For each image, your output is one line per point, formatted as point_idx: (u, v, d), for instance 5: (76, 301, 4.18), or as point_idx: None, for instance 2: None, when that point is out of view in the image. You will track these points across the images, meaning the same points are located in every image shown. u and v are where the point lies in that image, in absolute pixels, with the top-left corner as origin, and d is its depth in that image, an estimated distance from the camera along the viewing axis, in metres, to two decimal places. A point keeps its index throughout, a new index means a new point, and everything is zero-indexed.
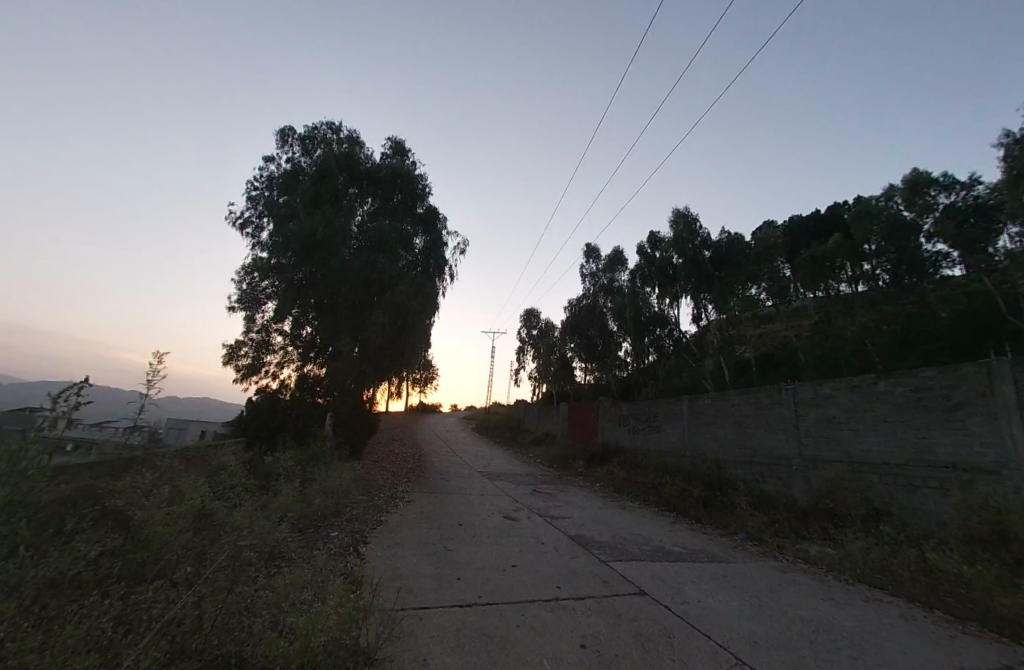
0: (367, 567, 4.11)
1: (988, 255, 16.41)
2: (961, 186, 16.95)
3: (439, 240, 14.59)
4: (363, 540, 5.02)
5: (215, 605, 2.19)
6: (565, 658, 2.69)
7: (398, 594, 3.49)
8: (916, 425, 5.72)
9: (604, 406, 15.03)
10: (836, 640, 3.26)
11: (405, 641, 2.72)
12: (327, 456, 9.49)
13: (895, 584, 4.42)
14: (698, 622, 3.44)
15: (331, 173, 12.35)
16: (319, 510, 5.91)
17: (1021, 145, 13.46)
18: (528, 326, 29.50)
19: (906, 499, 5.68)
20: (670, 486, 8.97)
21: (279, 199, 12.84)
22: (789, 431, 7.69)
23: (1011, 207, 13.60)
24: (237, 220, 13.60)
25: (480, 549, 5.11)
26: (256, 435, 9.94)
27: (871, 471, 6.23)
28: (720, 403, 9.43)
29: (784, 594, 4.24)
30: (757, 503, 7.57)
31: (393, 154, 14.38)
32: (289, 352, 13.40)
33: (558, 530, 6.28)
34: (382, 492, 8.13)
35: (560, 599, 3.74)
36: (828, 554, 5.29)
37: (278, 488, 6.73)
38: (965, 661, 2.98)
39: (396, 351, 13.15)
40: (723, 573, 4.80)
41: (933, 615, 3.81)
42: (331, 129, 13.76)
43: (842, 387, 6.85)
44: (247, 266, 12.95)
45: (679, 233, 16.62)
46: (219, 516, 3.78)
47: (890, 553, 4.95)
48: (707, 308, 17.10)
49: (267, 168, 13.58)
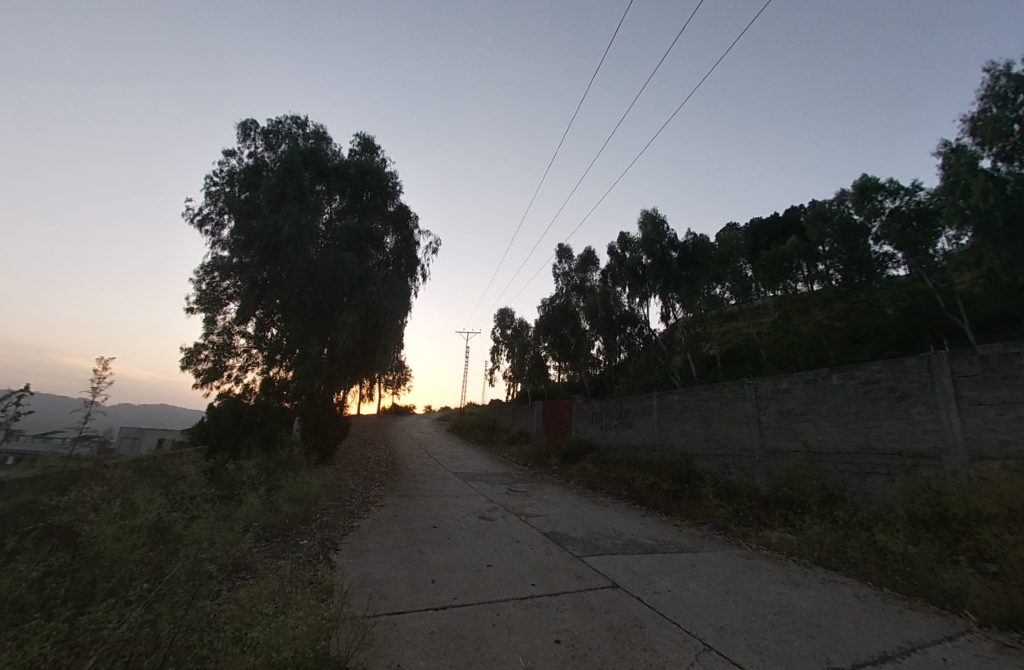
0: (337, 574, 4.01)
1: (930, 256, 17.49)
2: (905, 191, 17.63)
3: (410, 239, 14.32)
4: (333, 546, 4.89)
5: (173, 622, 2.11)
6: (540, 654, 2.72)
7: (371, 601, 3.43)
8: (866, 415, 6.12)
9: (577, 405, 15.22)
10: (797, 620, 3.44)
11: (378, 648, 2.66)
12: (295, 462, 9.17)
13: (848, 565, 4.72)
14: (667, 611, 3.56)
15: (297, 170, 11.92)
16: (287, 518, 5.73)
17: (956, 154, 14.52)
18: (501, 326, 29.29)
19: (857, 484, 6.07)
20: (640, 482, 9.18)
21: (240, 195, 12.22)
22: (750, 423, 8.05)
23: (948, 211, 14.51)
24: (195, 217, 12.84)
25: (455, 550, 5.08)
26: (218, 442, 9.60)
27: (826, 460, 6.60)
28: (687, 398, 9.73)
29: (748, 580, 4.43)
30: (723, 494, 7.89)
31: (362, 150, 14.06)
32: (253, 354, 12.75)
33: (532, 528, 6.31)
34: (353, 497, 7.96)
35: (534, 597, 3.76)
36: (788, 540, 5.57)
37: (242, 497, 6.44)
38: (912, 634, 3.22)
39: (366, 352, 12.90)
40: (691, 562, 4.97)
41: (883, 593, 4.09)
42: (296, 124, 13.35)
43: (798, 381, 7.22)
44: (206, 265, 12.28)
45: (648, 233, 16.92)
46: (177, 529, 3.58)
47: (844, 536, 5.25)
48: (675, 307, 17.52)
49: (227, 163, 12.89)
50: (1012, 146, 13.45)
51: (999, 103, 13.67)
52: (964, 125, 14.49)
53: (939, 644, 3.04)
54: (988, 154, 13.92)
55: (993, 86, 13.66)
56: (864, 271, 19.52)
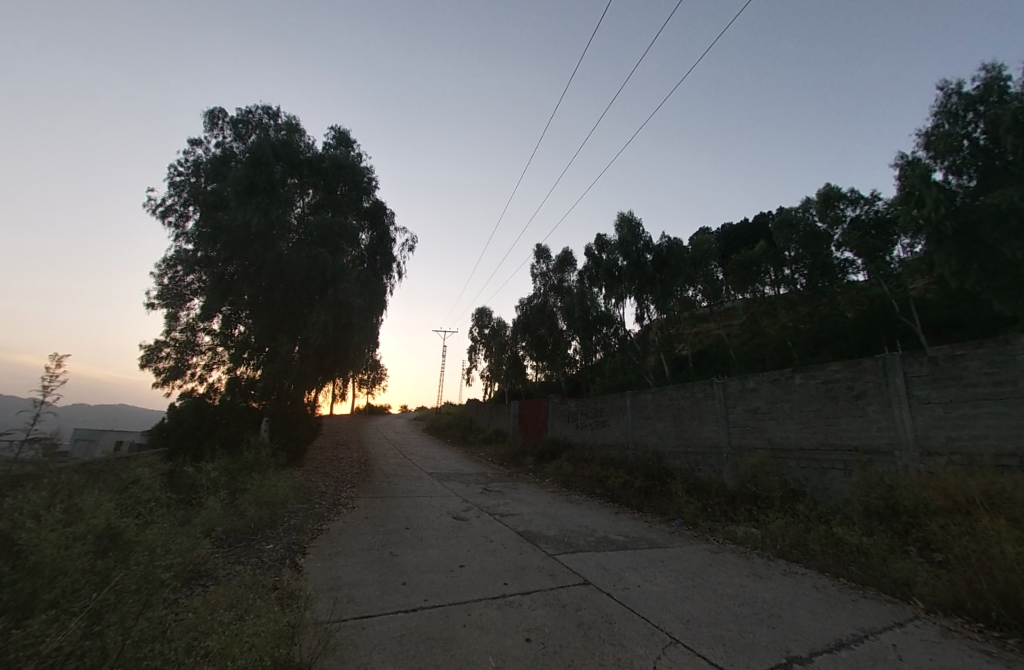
0: (304, 579, 3.90)
1: (886, 263, 18.42)
2: (865, 200, 18.50)
3: (386, 235, 14.10)
4: (300, 550, 4.76)
5: (123, 633, 2.00)
6: (510, 653, 2.72)
7: (337, 605, 3.35)
8: (825, 414, 6.41)
9: (553, 404, 15.34)
10: (758, 611, 3.57)
11: (343, 653, 2.60)
12: (263, 464, 8.87)
13: (807, 557, 4.93)
14: (636, 606, 3.62)
15: (267, 161, 11.53)
16: (252, 522, 5.53)
17: (911, 167, 15.36)
18: (479, 325, 29.36)
19: (817, 479, 6.36)
20: (614, 480, 9.32)
21: (206, 186, 11.72)
22: (718, 422, 8.30)
23: (903, 221, 15.40)
24: (157, 208, 12.22)
25: (427, 551, 5.03)
26: (180, 444, 9.17)
27: (789, 456, 6.88)
28: (659, 397, 9.95)
29: (714, 573, 4.58)
30: (692, 490, 8.11)
31: (336, 143, 13.73)
32: (219, 352, 12.22)
33: (507, 527, 6.34)
34: (323, 499, 7.77)
35: (506, 596, 3.77)
36: (753, 534, 5.76)
37: (204, 501, 6.17)
38: (866, 621, 3.38)
39: (339, 350, 12.63)
40: (660, 557, 5.08)
41: (839, 583, 4.28)
42: (267, 114, 12.92)
43: (763, 381, 7.48)
44: (169, 259, 11.71)
45: (624, 236, 17.26)
46: (129, 535, 3.38)
47: (804, 529, 5.47)
48: (649, 308, 17.92)
49: (193, 152, 12.34)
50: (961, 160, 14.38)
51: (950, 119, 14.56)
52: (919, 139, 15.35)
53: (890, 631, 3.21)
54: (940, 167, 14.84)
55: (946, 102, 14.51)
56: (827, 276, 20.61)
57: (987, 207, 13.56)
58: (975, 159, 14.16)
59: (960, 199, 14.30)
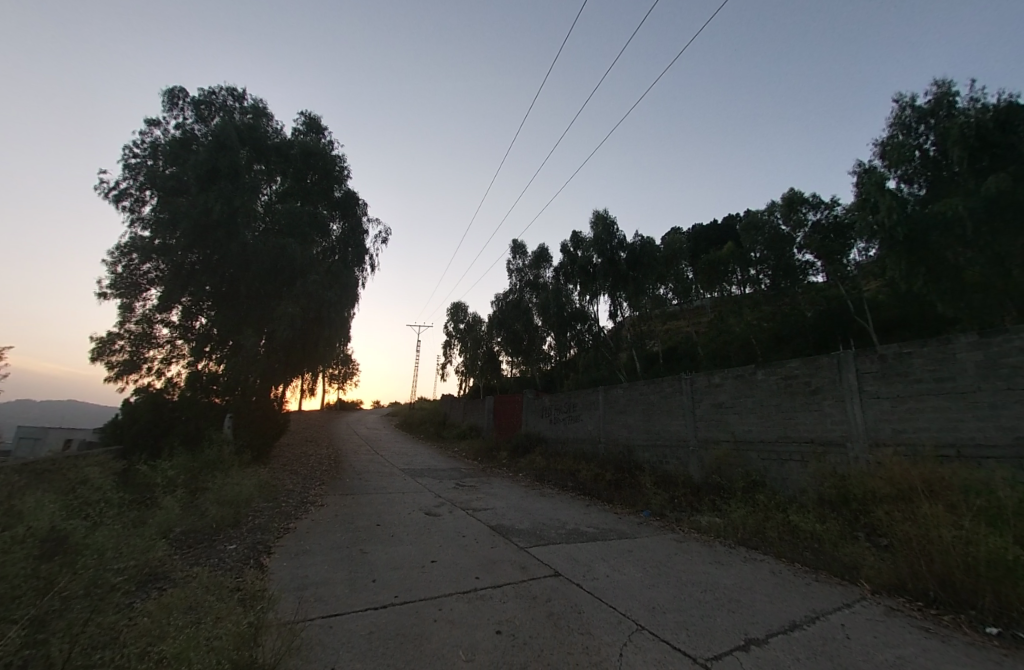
0: (269, 579, 3.79)
1: (844, 266, 19.65)
2: (825, 205, 19.67)
3: (358, 226, 13.77)
4: (265, 550, 4.62)
5: (69, 641, 1.90)
6: (480, 646, 2.74)
7: (303, 604, 3.28)
8: (785, 408, 6.73)
9: (528, 399, 15.44)
10: (719, 597, 3.74)
11: (308, 653, 2.55)
12: (226, 462, 8.53)
13: (766, 544, 5.19)
14: (605, 595, 3.72)
15: (232, 146, 10.98)
16: (214, 523, 5.32)
17: (867, 174, 16.23)
18: (454, 320, 29.19)
19: (776, 470, 6.70)
20: (585, 474, 9.49)
21: (164, 170, 11.05)
22: (685, 416, 8.58)
23: (861, 226, 16.22)
24: (110, 192, 11.45)
25: (398, 547, 4.99)
26: (137, 442, 8.72)
27: (750, 448, 7.20)
28: (630, 392, 10.19)
29: (679, 561, 4.75)
30: (661, 482, 8.37)
31: (306, 130, 13.25)
32: (178, 345, 11.61)
33: (479, 521, 6.36)
34: (290, 497, 7.56)
35: (477, 589, 3.79)
36: (716, 523, 6.01)
37: (161, 502, 5.89)
38: (816, 603, 3.61)
39: (308, 344, 12.26)
40: (628, 547, 5.23)
41: (794, 567, 4.54)
42: (232, 96, 12.29)
43: (728, 377, 7.77)
44: (123, 246, 11.00)
45: (599, 234, 17.48)
46: (77, 539, 3.19)
47: (763, 518, 5.75)
48: (622, 305, 18.30)
49: (150, 134, 11.61)
50: (913, 170, 15.36)
51: (904, 131, 15.44)
52: (876, 149, 16.24)
53: (839, 611, 3.43)
54: (894, 176, 15.77)
55: (900, 115, 15.37)
56: (789, 277, 21.43)
57: (935, 215, 14.51)
58: (925, 169, 15.18)
59: (911, 206, 15.24)
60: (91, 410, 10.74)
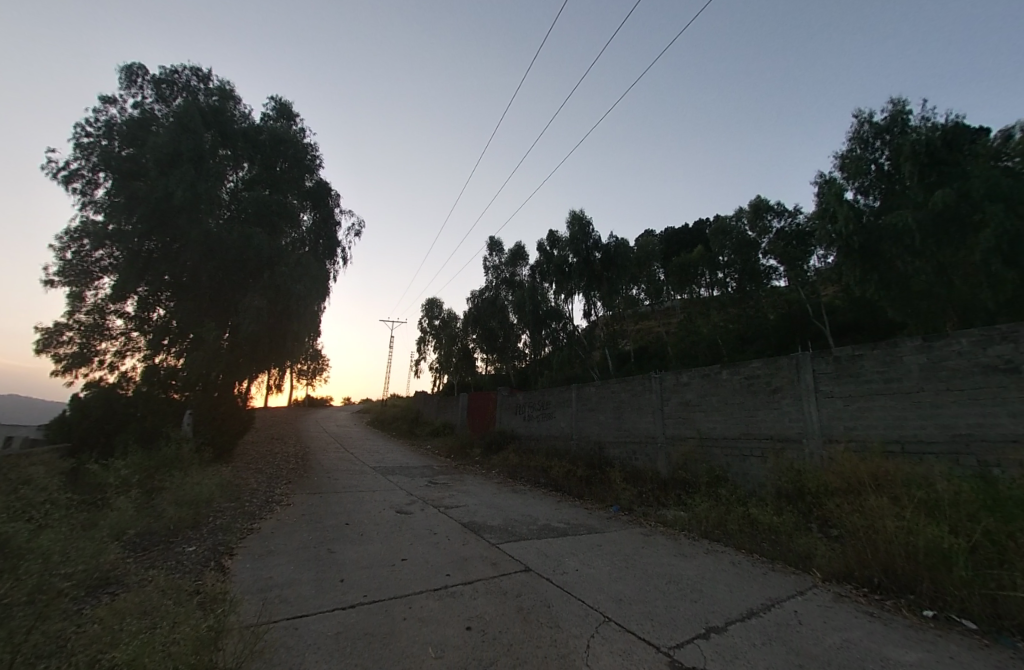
0: (230, 582, 3.66)
1: (804, 271, 20.34)
2: (787, 213, 20.40)
3: (329, 217, 13.38)
4: (227, 552, 4.45)
5: (10, 650, 1.79)
6: (450, 643, 2.75)
7: (267, 606, 3.20)
8: (747, 406, 7.03)
9: (502, 397, 15.48)
10: (683, 588, 3.89)
11: (273, 655, 2.49)
12: (185, 460, 8.15)
13: (727, 536, 5.43)
14: (574, 589, 3.81)
15: (195, 129, 10.43)
16: (171, 524, 5.09)
17: (827, 185, 17.09)
18: (429, 316, 28.84)
19: (738, 465, 7.01)
20: (557, 470, 9.63)
21: (120, 151, 10.36)
22: (655, 413, 8.83)
23: (820, 235, 17.27)
24: (60, 172, 10.65)
25: (368, 546, 4.92)
26: (85, 440, 8.19)
27: (715, 444, 7.49)
28: (603, 390, 10.39)
29: (646, 554, 4.91)
30: (630, 477, 8.59)
31: (276, 116, 12.72)
32: (134, 338, 10.96)
33: (451, 519, 6.34)
34: (254, 496, 7.30)
35: (448, 587, 3.79)
36: (681, 517, 6.24)
37: (113, 502, 5.57)
38: (772, 591, 3.81)
39: (276, 338, 11.84)
40: (598, 542, 5.35)
41: (752, 558, 4.77)
42: (197, 76, 11.65)
43: (696, 376, 8.05)
44: (72, 230, 10.24)
45: (575, 234, 17.66)
46: (19, 543, 2.99)
47: (724, 511, 6.01)
48: (596, 305, 18.62)
49: (105, 112, 10.87)
50: (868, 183, 16.26)
51: (862, 145, 16.32)
52: (836, 162, 17.11)
53: (793, 599, 3.63)
54: (852, 188, 16.61)
55: (859, 130, 16.24)
56: (754, 280, 22.11)
57: (887, 227, 15.47)
58: (879, 183, 16.12)
59: (866, 217, 16.17)
60: (39, 408, 10.05)
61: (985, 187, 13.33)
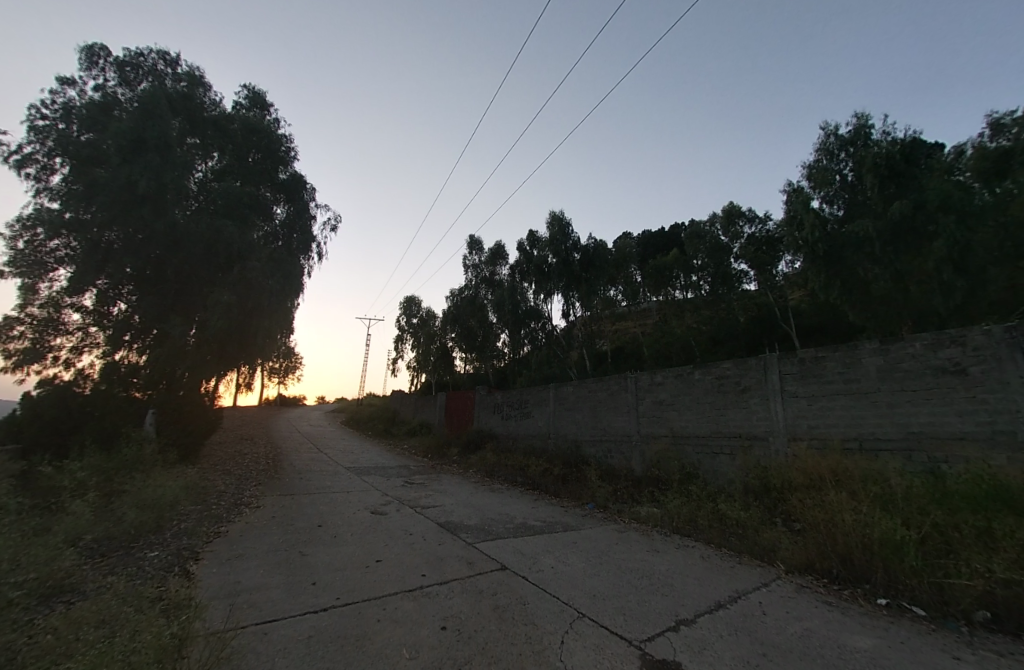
0: (195, 587, 3.53)
1: (773, 276, 21.34)
2: (758, 220, 21.33)
3: (304, 211, 13.04)
4: (192, 556, 4.28)
5: None
6: (424, 643, 2.74)
7: (235, 611, 3.11)
8: (718, 406, 7.27)
9: (480, 396, 15.45)
10: (655, 582, 4.00)
11: (241, 661, 2.43)
12: (148, 462, 7.78)
13: (697, 532, 5.61)
14: (549, 586, 3.86)
15: (162, 115, 9.95)
16: (132, 529, 4.85)
17: (795, 194, 17.84)
18: (407, 314, 28.47)
19: (709, 463, 7.24)
20: (534, 469, 9.69)
21: (79, 135, 9.77)
22: (630, 412, 9.02)
23: (789, 241, 17.80)
24: (12, 156, 9.95)
25: (341, 548, 4.83)
26: (36, 440, 7.71)
27: (686, 443, 7.72)
28: (580, 390, 10.53)
29: (619, 551, 5.02)
30: (605, 475, 8.75)
31: (249, 105, 12.29)
32: (92, 334, 10.32)
33: (427, 519, 6.30)
34: (221, 499, 7.04)
35: (423, 587, 3.77)
36: (654, 514, 6.40)
37: (67, 507, 5.26)
38: (739, 584, 3.97)
39: (246, 335, 11.44)
40: (573, 539, 5.44)
41: (721, 552, 4.95)
42: (164, 60, 11.11)
43: (669, 376, 8.27)
44: (25, 218, 9.58)
45: (554, 234, 17.84)
46: None
47: (695, 507, 6.19)
48: (575, 305, 18.90)
49: (62, 93, 10.22)
50: (833, 192, 17.06)
51: (828, 156, 17.12)
52: (803, 171, 17.87)
53: (758, 590, 3.80)
54: (818, 197, 17.41)
55: (825, 142, 17.04)
56: (726, 284, 22.95)
57: (850, 235, 16.33)
58: (843, 193, 16.94)
59: (831, 226, 16.97)
60: None
61: (938, 199, 14.21)
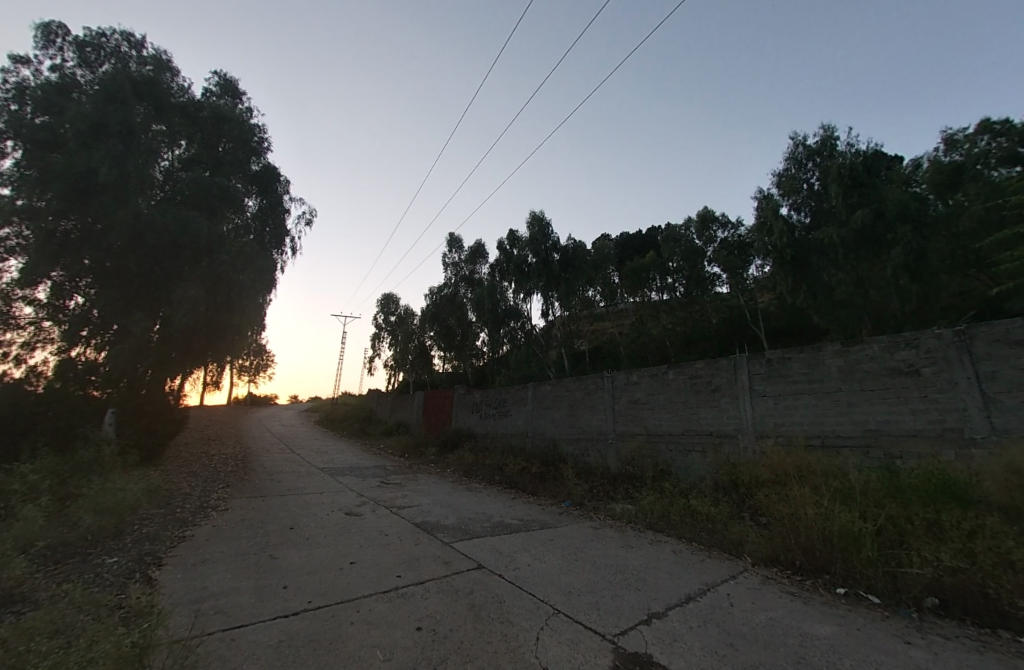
0: (158, 594, 3.38)
1: (744, 279, 22.14)
2: (731, 225, 22.10)
3: (278, 204, 12.66)
4: (155, 562, 4.10)
5: None
6: (399, 644, 2.72)
7: (202, 618, 3.00)
8: (691, 405, 7.49)
9: (458, 395, 15.38)
10: (628, 577, 4.10)
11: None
12: (106, 464, 7.40)
13: (670, 527, 5.77)
14: (525, 584, 3.89)
15: (125, 99, 9.45)
16: (89, 534, 4.61)
17: (765, 201, 18.47)
18: (384, 311, 27.99)
19: (681, 460, 7.45)
20: (512, 467, 9.73)
21: (33, 118, 9.16)
22: (606, 411, 9.17)
23: (759, 247, 18.46)
24: None
25: (314, 550, 4.73)
26: None
27: (660, 440, 7.91)
28: (558, 389, 10.63)
29: (594, 547, 5.11)
30: (582, 473, 8.87)
31: (220, 92, 11.82)
32: (46, 329, 9.70)
33: (403, 519, 6.23)
34: (186, 502, 6.76)
35: (399, 588, 3.74)
36: (628, 510, 6.54)
37: (16, 513, 4.95)
38: (708, 576, 4.11)
39: (214, 331, 11.00)
40: (549, 537, 5.50)
41: (692, 546, 5.11)
42: (128, 41, 10.55)
43: (644, 376, 8.46)
44: None
45: (534, 234, 17.96)
46: None
47: (668, 503, 6.36)
48: (554, 305, 19.09)
49: (15, 73, 9.55)
50: (800, 199, 17.66)
51: (796, 165, 17.79)
52: (774, 179, 18.57)
53: (726, 583, 3.94)
54: (787, 204, 17.97)
55: (794, 151, 17.77)
56: (699, 287, 23.27)
57: (816, 241, 16.93)
58: (810, 200, 17.52)
59: (799, 232, 17.54)
60: None
61: (894, 207, 15.31)
